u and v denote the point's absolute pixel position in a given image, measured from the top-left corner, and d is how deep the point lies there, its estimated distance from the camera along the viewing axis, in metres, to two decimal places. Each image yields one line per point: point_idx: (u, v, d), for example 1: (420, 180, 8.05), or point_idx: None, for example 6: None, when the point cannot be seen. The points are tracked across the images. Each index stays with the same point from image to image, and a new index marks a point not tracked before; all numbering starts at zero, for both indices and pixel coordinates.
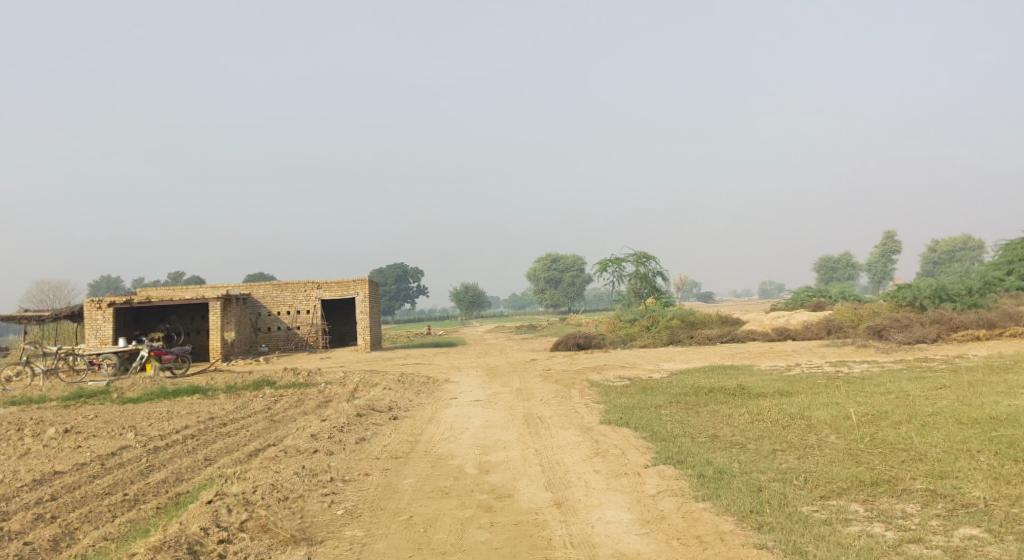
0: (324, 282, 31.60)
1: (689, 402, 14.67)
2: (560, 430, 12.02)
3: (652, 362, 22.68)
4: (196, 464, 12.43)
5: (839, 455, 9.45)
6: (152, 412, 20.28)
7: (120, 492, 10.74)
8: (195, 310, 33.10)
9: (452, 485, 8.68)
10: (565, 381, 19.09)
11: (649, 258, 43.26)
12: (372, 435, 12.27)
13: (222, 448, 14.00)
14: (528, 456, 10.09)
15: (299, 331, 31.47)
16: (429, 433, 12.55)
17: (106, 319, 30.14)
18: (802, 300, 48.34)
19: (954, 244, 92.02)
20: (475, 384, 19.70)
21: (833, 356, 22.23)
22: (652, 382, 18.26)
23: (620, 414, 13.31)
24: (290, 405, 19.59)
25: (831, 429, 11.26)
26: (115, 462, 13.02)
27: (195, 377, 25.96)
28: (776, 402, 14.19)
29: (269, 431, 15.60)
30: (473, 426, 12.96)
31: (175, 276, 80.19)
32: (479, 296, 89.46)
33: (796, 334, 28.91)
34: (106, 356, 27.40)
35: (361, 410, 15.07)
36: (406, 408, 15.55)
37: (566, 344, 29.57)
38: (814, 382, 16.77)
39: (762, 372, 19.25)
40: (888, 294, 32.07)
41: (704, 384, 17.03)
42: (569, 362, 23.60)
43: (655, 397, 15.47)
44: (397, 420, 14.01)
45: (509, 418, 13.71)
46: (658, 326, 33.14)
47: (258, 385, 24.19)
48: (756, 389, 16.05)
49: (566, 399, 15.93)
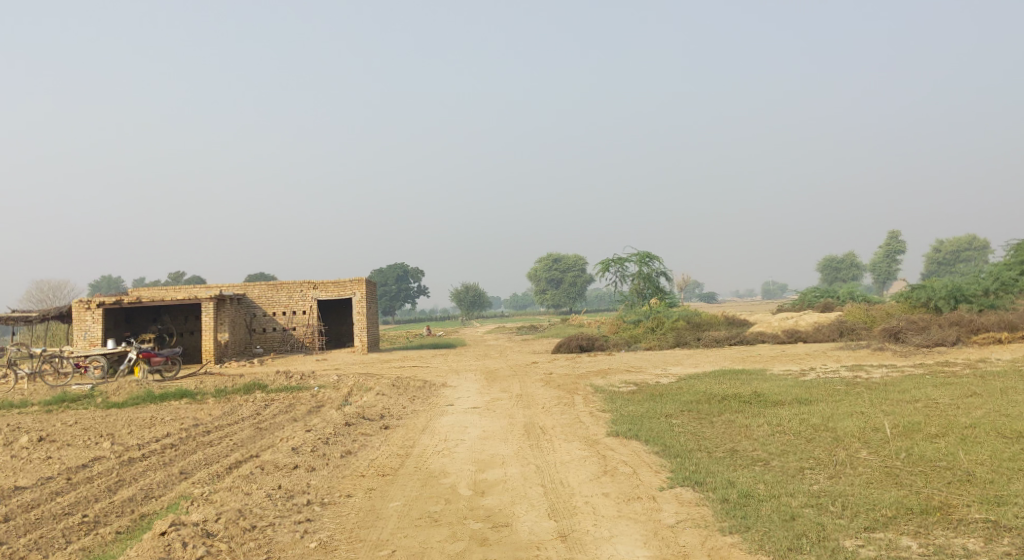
0: (320, 282, 30.68)
1: (702, 412, 13.69)
2: (564, 443, 11.05)
3: (660, 367, 21.74)
4: (170, 478, 11.49)
5: (877, 476, 8.48)
6: (135, 418, 19.34)
7: (80, 512, 9.79)
8: (188, 310, 32.15)
9: (442, 510, 7.72)
10: (568, 386, 18.13)
11: (652, 257, 42.32)
12: (359, 448, 11.31)
13: (201, 459, 13.04)
14: (529, 474, 9.11)
15: (294, 332, 30.51)
16: (422, 444, 11.60)
17: (95, 320, 29.18)
18: (811, 301, 47.32)
19: (958, 243, 90.94)
20: (474, 388, 18.71)
21: (848, 360, 21.26)
22: (661, 387, 17.29)
23: (629, 425, 12.32)
24: (279, 411, 18.61)
25: (861, 443, 10.27)
26: (83, 476, 12.06)
27: (184, 380, 25.02)
28: (796, 411, 13.22)
29: (253, 440, 14.62)
30: (470, 437, 11.99)
31: (173, 276, 79.07)
32: (480, 296, 88.53)
33: (807, 335, 27.93)
34: (94, 359, 26.26)
35: (351, 418, 14.08)
36: (399, 416, 14.59)
37: (569, 346, 28.62)
38: (832, 388, 15.78)
39: (775, 377, 18.26)
40: (900, 295, 31.10)
41: (717, 391, 16.05)
42: (572, 366, 22.62)
43: (665, 405, 14.49)
44: (388, 430, 13.04)
45: (509, 428, 12.75)
46: (664, 328, 32.14)
47: (249, 389, 23.21)
48: (772, 397, 15.07)
49: (569, 406, 14.96)
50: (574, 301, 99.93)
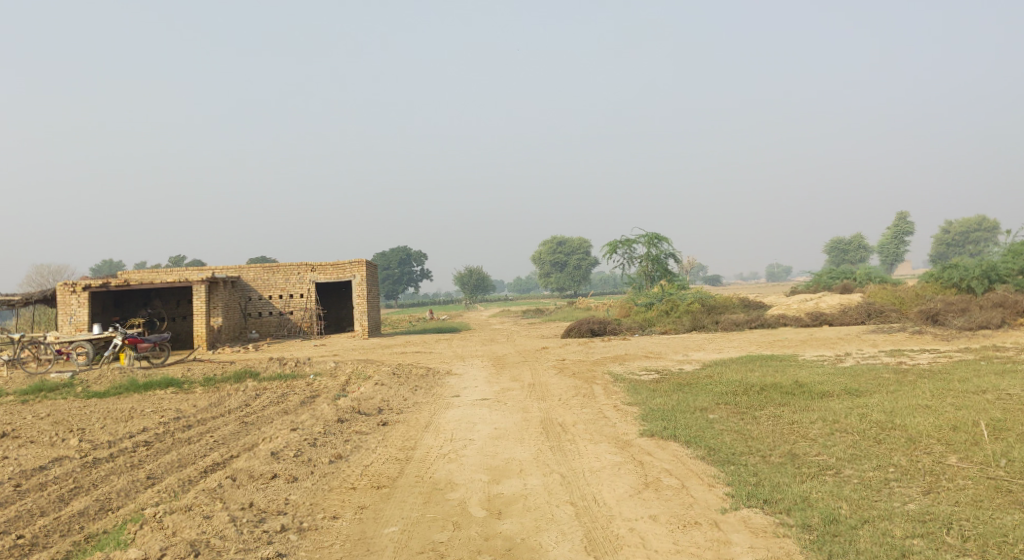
0: (318, 263, 29.14)
1: (741, 405, 12.07)
2: (591, 445, 9.43)
3: (681, 353, 20.18)
4: (135, 487, 9.91)
5: (984, 490, 6.89)
6: (115, 409, 17.80)
7: (16, 530, 8.22)
8: (181, 294, 30.60)
9: (450, 541, 6.40)
10: (584, 375, 16.53)
11: (661, 238, 40.66)
12: (351, 452, 9.70)
13: (174, 461, 11.45)
14: (554, 488, 7.57)
15: (292, 316, 28.96)
16: (425, 446, 10.00)
17: (80, 304, 27.60)
18: (826, 283, 45.54)
19: (968, 224, 88.99)
20: (481, 377, 17.14)
21: (885, 344, 19.67)
22: (687, 376, 15.71)
23: (662, 423, 10.70)
24: (270, 403, 17.06)
25: (944, 445, 8.65)
26: (35, 482, 10.47)
27: (172, 367, 23.52)
28: (851, 405, 11.59)
29: (235, 438, 13.01)
30: (480, 437, 10.38)
31: (174, 259, 77.21)
32: (483, 280, 86.73)
33: (833, 318, 26.29)
34: (79, 345, 24.57)
35: (345, 413, 12.46)
36: (399, 410, 12.99)
37: (579, 330, 27.04)
38: (880, 378, 14.20)
39: (811, 365, 16.69)
40: (927, 275, 29.41)
41: (753, 380, 14.44)
42: (585, 352, 21.05)
43: (697, 397, 12.88)
44: (385, 427, 11.45)
45: (524, 425, 11.19)
46: (678, 311, 30.49)
47: (239, 377, 21.67)
48: (816, 387, 13.44)
49: (589, 399, 13.36)
50: (579, 283, 98.01)
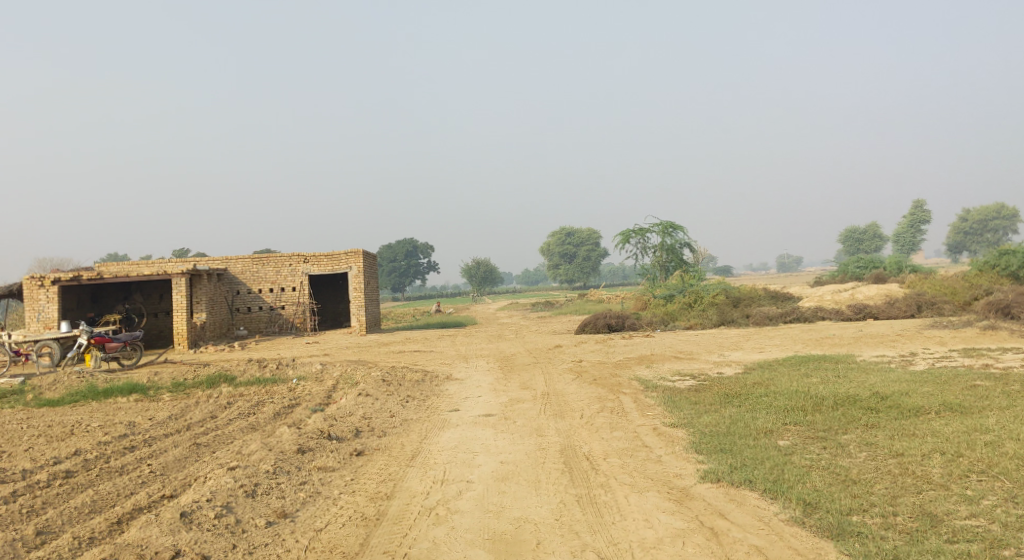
0: (311, 254, 26.48)
1: (818, 427, 9.36)
2: (635, 496, 6.77)
3: (716, 353, 17.46)
4: (10, 553, 7.22)
5: None
6: (59, 423, 15.21)
7: None
8: (165, 288, 27.95)
9: None
10: (608, 382, 13.82)
11: (676, 227, 37.85)
12: (304, 504, 7.06)
13: (84, 505, 8.76)
14: None
15: (283, 312, 26.32)
16: (406, 494, 7.30)
17: (49, 299, 24.94)
18: (853, 274, 42.41)
19: (986, 212, 85.22)
20: (486, 384, 14.42)
21: (954, 342, 16.91)
22: (733, 383, 13.10)
23: (726, 458, 7.97)
24: (240, 415, 14.41)
25: None
26: None
27: (140, 371, 20.95)
28: (966, 428, 8.83)
29: (174, 469, 10.30)
30: (480, 478, 7.70)
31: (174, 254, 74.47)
32: (490, 273, 84.02)
33: (878, 312, 23.48)
34: (44, 344, 22.00)
35: (310, 439, 9.78)
36: (380, 434, 10.27)
37: (595, 326, 24.36)
38: (978, 387, 11.43)
39: (879, 368, 14.01)
40: (979, 262, 26.43)
41: (820, 390, 11.74)
42: (606, 352, 18.35)
43: (757, 415, 10.12)
44: (358, 460, 8.78)
45: (541, 457, 8.50)
46: (701, 304, 27.66)
47: (213, 381, 19.05)
48: (904, 400, 10.66)
49: (621, 418, 10.63)
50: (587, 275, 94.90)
